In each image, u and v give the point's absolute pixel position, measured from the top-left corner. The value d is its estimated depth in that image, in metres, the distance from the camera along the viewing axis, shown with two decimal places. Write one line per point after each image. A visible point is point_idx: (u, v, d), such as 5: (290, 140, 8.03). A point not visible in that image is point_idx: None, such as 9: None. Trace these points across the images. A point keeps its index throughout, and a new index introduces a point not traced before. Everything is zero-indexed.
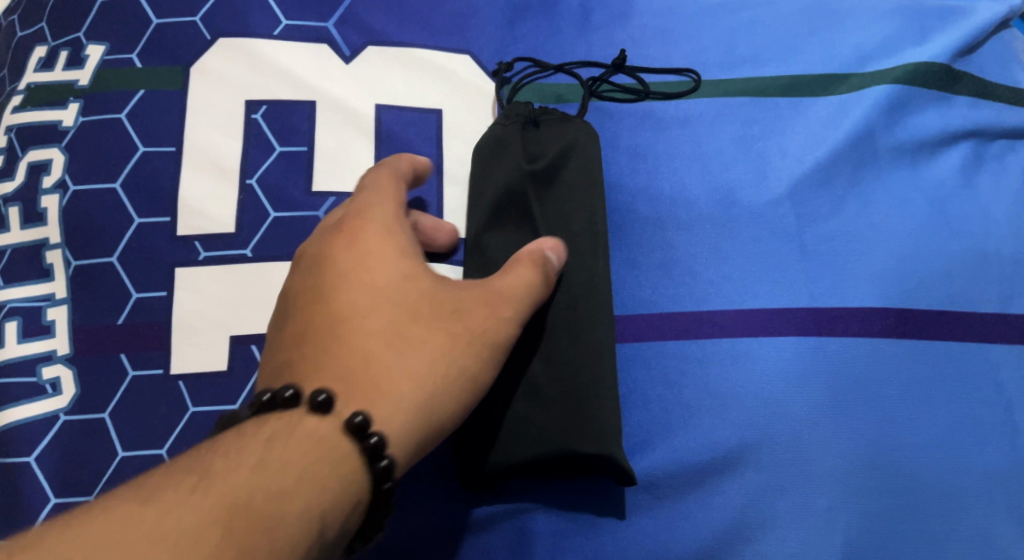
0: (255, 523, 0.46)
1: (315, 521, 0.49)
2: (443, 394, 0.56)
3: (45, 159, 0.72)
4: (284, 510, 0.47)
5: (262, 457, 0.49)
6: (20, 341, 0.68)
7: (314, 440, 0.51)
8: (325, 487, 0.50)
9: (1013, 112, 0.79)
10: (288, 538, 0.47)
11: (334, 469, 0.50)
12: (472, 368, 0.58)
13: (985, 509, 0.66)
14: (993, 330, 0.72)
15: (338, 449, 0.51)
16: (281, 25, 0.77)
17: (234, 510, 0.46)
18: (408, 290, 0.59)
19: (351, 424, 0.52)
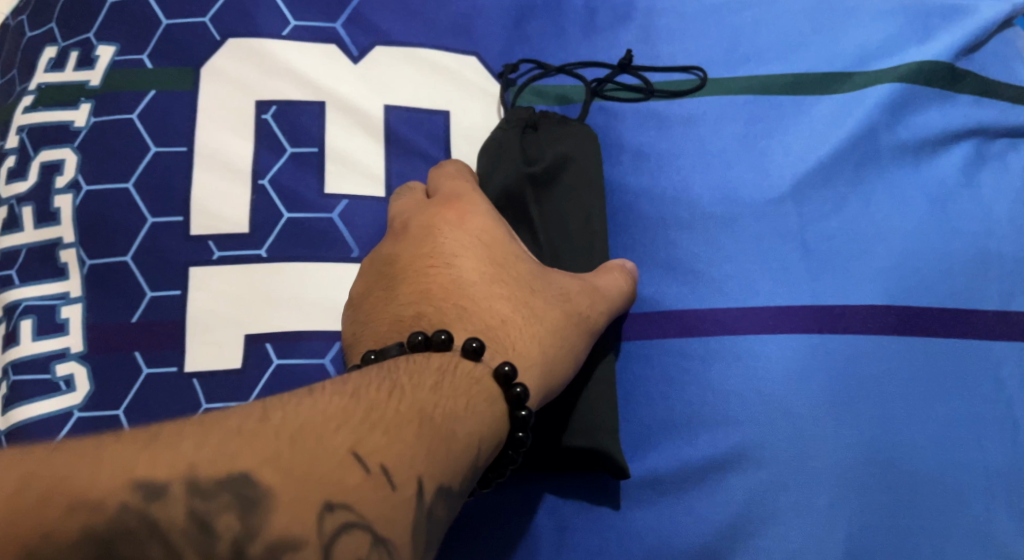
0: (436, 431, 0.50)
1: (475, 445, 0.52)
2: (551, 369, 0.59)
3: (57, 159, 0.73)
4: (456, 429, 0.51)
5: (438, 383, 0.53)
6: (35, 339, 0.69)
7: (474, 376, 0.55)
8: (476, 419, 0.53)
9: (1015, 111, 0.80)
10: (454, 452, 0.51)
11: (484, 400, 0.55)
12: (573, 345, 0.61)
13: (985, 503, 0.68)
14: (993, 327, 0.73)
15: (490, 387, 0.55)
16: (290, 25, 0.78)
17: (422, 416, 0.50)
18: (518, 266, 0.63)
19: (498, 374, 0.55)
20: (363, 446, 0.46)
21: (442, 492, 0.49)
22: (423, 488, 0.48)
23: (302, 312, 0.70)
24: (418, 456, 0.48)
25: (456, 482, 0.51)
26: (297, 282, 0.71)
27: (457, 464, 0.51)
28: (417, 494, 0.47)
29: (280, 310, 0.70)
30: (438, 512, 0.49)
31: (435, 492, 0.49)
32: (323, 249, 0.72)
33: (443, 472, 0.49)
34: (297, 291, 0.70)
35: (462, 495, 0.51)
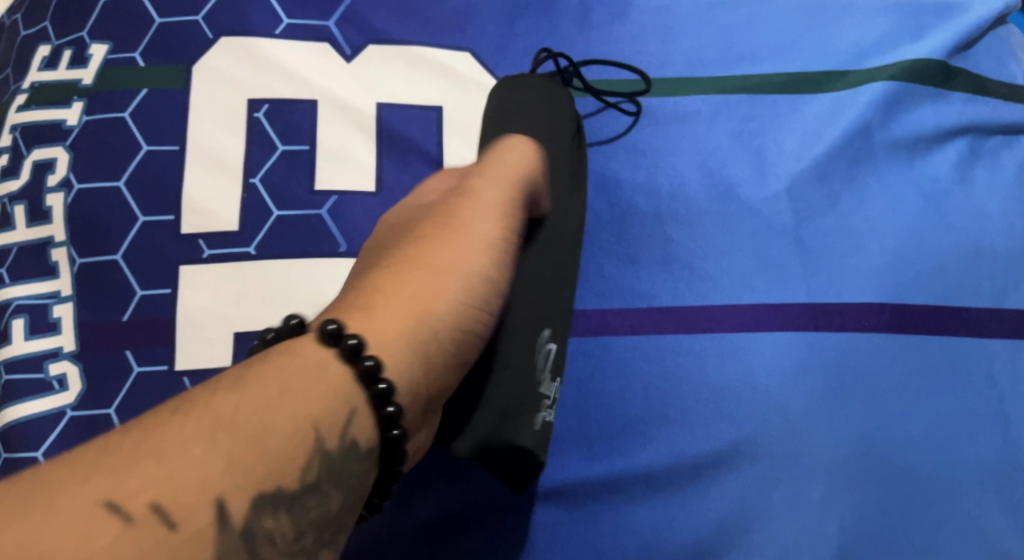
0: (245, 436, 0.41)
1: (300, 443, 0.43)
2: (427, 345, 0.50)
3: (49, 157, 0.73)
4: (270, 433, 0.42)
5: (232, 393, 0.43)
6: (27, 338, 0.69)
7: (317, 362, 0.46)
8: (295, 428, 0.43)
9: (1008, 108, 0.80)
10: (277, 454, 0.42)
11: (306, 406, 0.44)
12: (458, 308, 0.52)
13: (977, 501, 0.67)
14: (987, 323, 0.72)
15: (318, 393, 0.45)
16: (283, 23, 0.78)
17: (213, 431, 0.41)
18: (418, 243, 0.55)
19: (360, 368, 0.46)
20: (119, 491, 0.38)
21: (267, 502, 0.42)
22: (225, 505, 0.40)
23: (294, 309, 0.70)
24: (216, 467, 0.40)
25: (298, 486, 0.43)
26: (289, 280, 0.71)
27: (291, 467, 0.43)
28: (219, 513, 0.40)
29: (272, 308, 0.70)
30: (273, 523, 0.42)
31: (254, 503, 0.41)
32: (314, 246, 0.72)
33: (270, 477, 0.42)
34: (289, 288, 0.70)
35: (314, 499, 0.44)
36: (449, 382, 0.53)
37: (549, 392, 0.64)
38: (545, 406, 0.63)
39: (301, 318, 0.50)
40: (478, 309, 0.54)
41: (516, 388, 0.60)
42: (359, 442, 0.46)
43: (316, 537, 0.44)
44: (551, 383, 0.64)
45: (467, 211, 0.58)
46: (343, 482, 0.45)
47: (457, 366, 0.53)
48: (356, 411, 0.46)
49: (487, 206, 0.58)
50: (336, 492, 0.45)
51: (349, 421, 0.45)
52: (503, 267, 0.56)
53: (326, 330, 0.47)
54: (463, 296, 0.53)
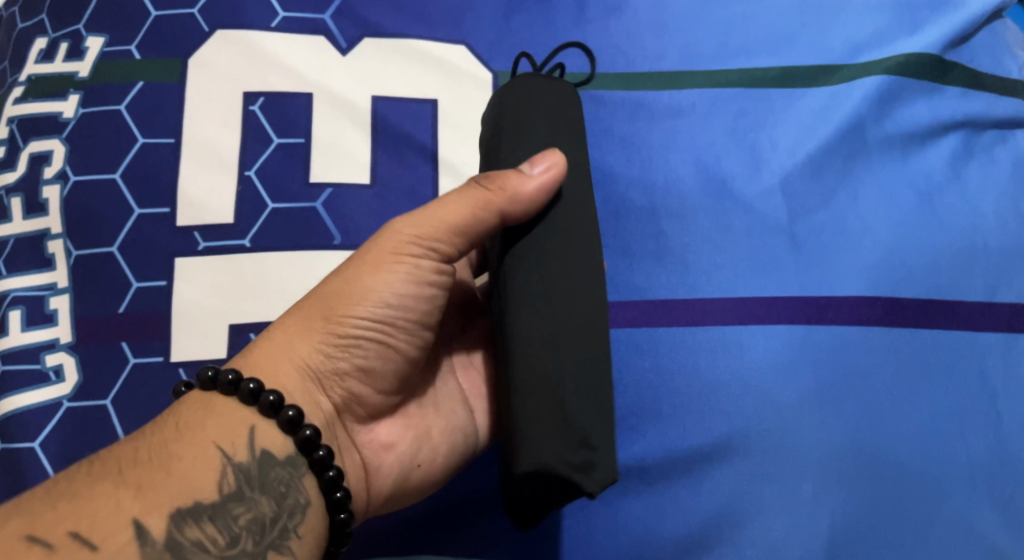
0: (148, 468, 0.53)
1: (186, 488, 0.53)
2: (310, 363, 0.59)
3: (46, 150, 0.73)
4: (176, 462, 0.54)
5: (170, 438, 0.55)
6: (24, 329, 0.69)
7: (205, 403, 0.57)
8: (202, 454, 0.54)
9: (1002, 103, 0.80)
10: (190, 477, 0.53)
11: (203, 435, 0.55)
12: (353, 330, 0.59)
13: (967, 494, 0.68)
14: (978, 318, 0.73)
15: (217, 422, 0.56)
16: (278, 17, 0.78)
17: (122, 474, 0.53)
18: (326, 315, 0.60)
19: (245, 392, 0.57)
20: (82, 526, 0.50)
21: (185, 515, 0.52)
22: (143, 525, 0.51)
23: (289, 301, 0.70)
24: (129, 496, 0.52)
25: (219, 497, 0.54)
26: (283, 272, 0.71)
27: (200, 484, 0.53)
28: (137, 531, 0.51)
29: (267, 301, 0.70)
30: (200, 532, 0.52)
31: (172, 518, 0.52)
32: (308, 238, 0.72)
33: (186, 493, 0.53)
34: (284, 280, 0.71)
35: (241, 506, 0.54)
36: (313, 399, 0.59)
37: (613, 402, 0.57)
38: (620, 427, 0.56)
39: (189, 384, 0.60)
40: (378, 326, 0.60)
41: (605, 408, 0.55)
42: (273, 453, 0.56)
43: (257, 538, 0.54)
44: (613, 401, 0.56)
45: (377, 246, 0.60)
46: (267, 488, 0.55)
47: (341, 374, 0.60)
48: (257, 426, 0.57)
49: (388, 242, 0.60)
50: (263, 497, 0.55)
51: (246, 441, 0.56)
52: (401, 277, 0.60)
53: (222, 378, 0.57)
54: (368, 318, 0.59)
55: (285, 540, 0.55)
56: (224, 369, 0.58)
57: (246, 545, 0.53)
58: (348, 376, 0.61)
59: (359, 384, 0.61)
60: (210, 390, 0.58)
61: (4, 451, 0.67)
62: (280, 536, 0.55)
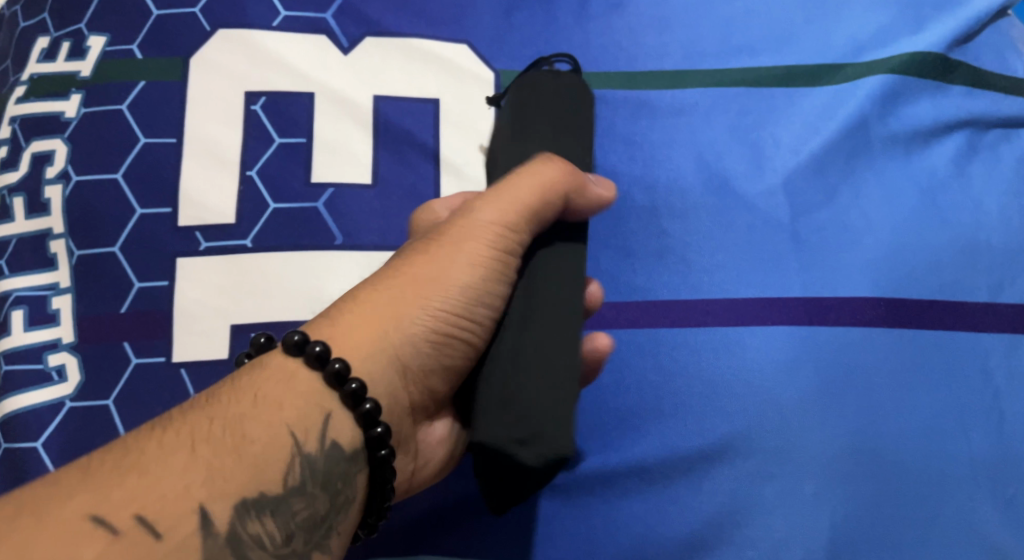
0: (220, 450, 0.52)
1: (255, 474, 0.52)
2: (404, 356, 0.59)
3: (48, 149, 0.73)
4: (248, 446, 0.52)
5: (246, 415, 0.54)
6: (27, 329, 0.70)
7: (289, 376, 0.56)
8: (274, 438, 0.53)
9: (1007, 101, 0.79)
10: (260, 464, 0.52)
11: (279, 417, 0.54)
12: (432, 328, 0.60)
13: (970, 495, 0.68)
14: (981, 319, 0.72)
15: (294, 404, 0.55)
16: (280, 16, 0.78)
17: (196, 450, 0.51)
18: (399, 313, 0.59)
19: (330, 370, 0.56)
20: (150, 509, 0.49)
21: (249, 507, 0.51)
22: (208, 514, 0.50)
23: (291, 302, 0.71)
24: (200, 479, 0.50)
25: (283, 490, 0.53)
26: (284, 272, 0.71)
27: (269, 473, 0.52)
28: (202, 520, 0.50)
29: (269, 302, 0.70)
30: (260, 526, 0.51)
31: (236, 509, 0.51)
32: (309, 238, 0.72)
33: (253, 481, 0.52)
34: (286, 280, 0.71)
35: (301, 502, 0.53)
36: (395, 390, 0.60)
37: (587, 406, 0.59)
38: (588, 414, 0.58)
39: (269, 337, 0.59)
40: (463, 326, 0.60)
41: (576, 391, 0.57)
42: (342, 447, 0.56)
43: (307, 537, 0.53)
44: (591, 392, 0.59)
45: (460, 232, 0.61)
46: (327, 485, 0.55)
47: (425, 370, 0.61)
48: (332, 414, 0.56)
49: (477, 230, 0.60)
50: (322, 494, 0.54)
51: (321, 431, 0.55)
52: (495, 289, 0.60)
53: (308, 350, 0.56)
54: (450, 317, 0.60)
55: (329, 538, 0.55)
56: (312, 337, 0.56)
57: (297, 543, 0.53)
58: (427, 370, 0.61)
59: (439, 381, 0.62)
60: (293, 355, 0.57)
61: (8, 450, 0.67)
62: (324, 537, 0.55)
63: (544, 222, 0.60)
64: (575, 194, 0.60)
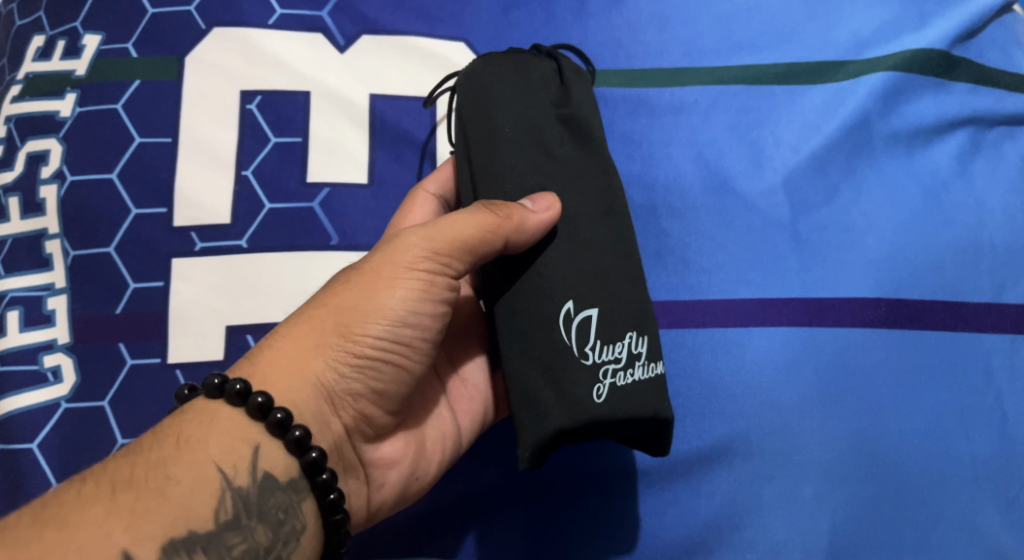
0: (143, 493, 0.52)
1: (179, 515, 0.52)
2: (331, 387, 0.58)
3: (43, 149, 0.73)
4: (173, 487, 0.52)
5: (169, 456, 0.53)
6: (22, 330, 0.69)
7: (210, 415, 0.56)
8: (200, 475, 0.53)
9: (1011, 98, 0.78)
10: (186, 506, 0.52)
11: (204, 454, 0.54)
12: (353, 354, 0.58)
13: (971, 497, 0.67)
14: (984, 319, 0.72)
15: (219, 440, 0.55)
16: (276, 14, 0.77)
17: (114, 496, 0.51)
18: (327, 343, 0.58)
19: (252, 405, 0.55)
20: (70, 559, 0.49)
21: (179, 547, 0.51)
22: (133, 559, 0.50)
23: (285, 303, 0.70)
24: (121, 524, 0.50)
25: (214, 526, 0.53)
26: (279, 272, 0.71)
27: (197, 511, 0.52)
28: None
29: (264, 303, 0.70)
30: None
31: (164, 551, 0.51)
32: (304, 238, 0.72)
33: (180, 522, 0.52)
34: (281, 281, 0.71)
35: (236, 535, 0.53)
36: (325, 416, 0.58)
37: (610, 356, 0.57)
38: (604, 376, 0.57)
39: (192, 388, 0.59)
40: (391, 350, 0.58)
41: (567, 361, 0.57)
42: (276, 477, 0.55)
43: None
44: (606, 348, 0.57)
45: (386, 259, 0.59)
46: (265, 516, 0.54)
47: (356, 395, 0.59)
48: (262, 444, 0.56)
49: (393, 258, 0.59)
50: (260, 526, 0.54)
51: (248, 463, 0.55)
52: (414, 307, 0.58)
53: (229, 390, 0.56)
54: (374, 340, 0.58)
55: None
56: (232, 377, 0.56)
57: None
58: (362, 399, 0.59)
59: (375, 408, 0.60)
60: (215, 398, 0.57)
61: (4, 451, 0.67)
62: None
63: (481, 257, 0.58)
64: (515, 235, 0.57)
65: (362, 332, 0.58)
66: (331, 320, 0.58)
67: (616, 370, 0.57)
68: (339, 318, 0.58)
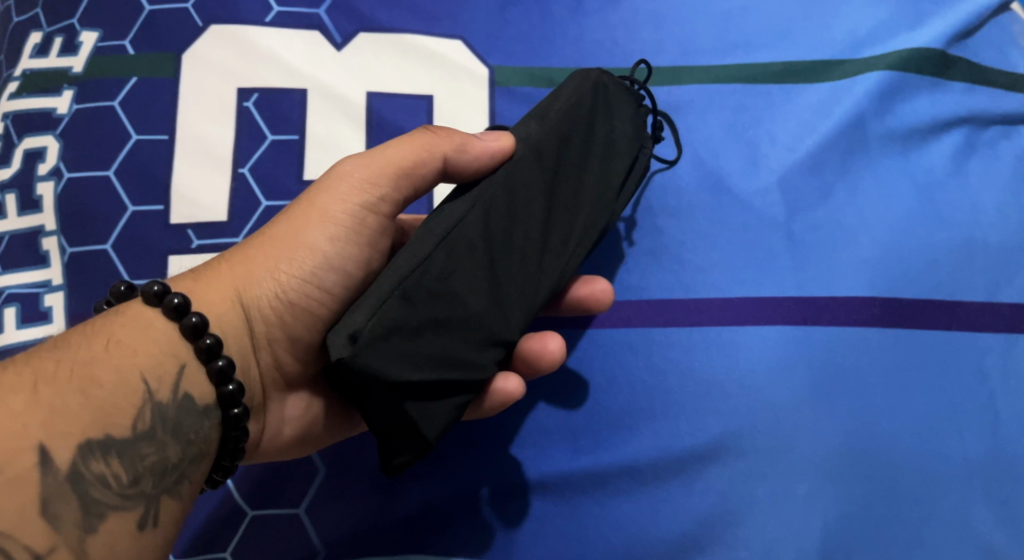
0: (65, 390, 0.53)
1: (96, 416, 0.53)
2: (250, 325, 0.61)
3: (40, 146, 0.73)
4: (95, 388, 0.53)
5: (96, 357, 0.54)
6: (18, 327, 0.69)
7: (145, 323, 0.57)
8: (124, 381, 0.54)
9: (1007, 98, 0.78)
10: (106, 408, 0.53)
11: (131, 361, 0.55)
12: (275, 291, 0.61)
13: (964, 495, 0.67)
14: (978, 319, 0.72)
15: (148, 351, 0.56)
16: (273, 11, 0.77)
17: (34, 388, 0.52)
18: (261, 279, 0.61)
19: (186, 324, 0.57)
20: None
21: (93, 447, 0.52)
22: (46, 451, 0.51)
23: None
24: (38, 417, 0.52)
25: (130, 434, 0.54)
26: None
27: (117, 415, 0.53)
28: (40, 457, 0.51)
29: None
30: (104, 467, 0.52)
31: (79, 449, 0.52)
32: None
33: (98, 423, 0.53)
34: None
35: (149, 446, 0.54)
36: (242, 353, 0.61)
37: None
38: None
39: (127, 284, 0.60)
40: (310, 293, 0.61)
41: None
42: (194, 399, 0.57)
43: (156, 481, 0.54)
44: None
45: (323, 189, 0.63)
46: (180, 434, 0.56)
47: (271, 337, 0.62)
48: (187, 365, 0.57)
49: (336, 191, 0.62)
50: (173, 442, 0.55)
51: (173, 380, 0.56)
52: (344, 255, 0.62)
53: (166, 302, 0.57)
54: (300, 281, 0.61)
55: (181, 485, 0.56)
56: (171, 289, 0.57)
57: (146, 486, 0.54)
58: (274, 342, 0.62)
59: (287, 354, 0.63)
60: (151, 305, 0.57)
61: None
62: (176, 484, 0.55)
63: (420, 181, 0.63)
64: (453, 153, 0.62)
65: (294, 274, 0.61)
66: (270, 255, 0.61)
67: None
68: (274, 255, 0.61)
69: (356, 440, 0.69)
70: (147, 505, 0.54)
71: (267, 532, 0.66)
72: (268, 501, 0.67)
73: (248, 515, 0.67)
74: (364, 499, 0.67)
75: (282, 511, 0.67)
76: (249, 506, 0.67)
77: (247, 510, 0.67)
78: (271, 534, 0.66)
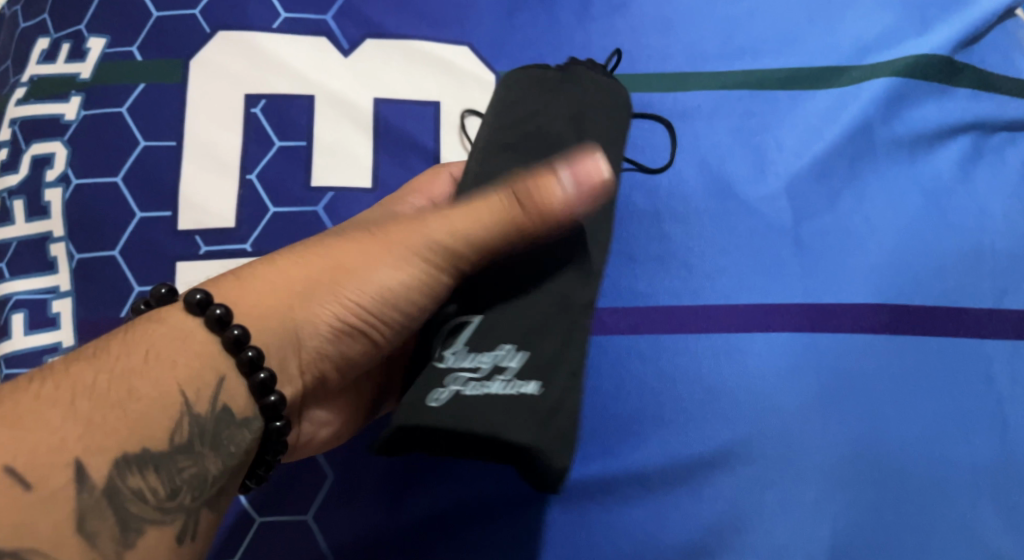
0: (101, 404, 0.50)
1: (133, 431, 0.50)
2: (303, 348, 0.58)
3: (48, 152, 0.73)
4: (133, 401, 0.51)
5: (134, 367, 0.52)
6: (27, 333, 0.69)
7: (184, 333, 0.54)
8: (163, 395, 0.52)
9: (1013, 104, 0.78)
10: (144, 422, 0.51)
11: (170, 374, 0.53)
12: (334, 317, 0.58)
13: (971, 502, 0.67)
14: (986, 325, 0.72)
15: (189, 362, 0.54)
16: (280, 18, 0.77)
17: (71, 401, 0.50)
18: (318, 307, 0.58)
19: (229, 338, 0.54)
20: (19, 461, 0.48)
21: (130, 462, 0.50)
22: (83, 466, 0.49)
23: None
24: (75, 432, 0.49)
25: (170, 447, 0.52)
26: None
27: (156, 430, 0.51)
28: (77, 473, 0.49)
29: None
30: (142, 481, 0.50)
31: (117, 464, 0.50)
32: None
33: (135, 437, 0.51)
34: None
35: (188, 460, 0.52)
36: (288, 372, 0.58)
37: (468, 364, 0.57)
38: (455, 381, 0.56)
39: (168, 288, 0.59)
40: (367, 321, 0.59)
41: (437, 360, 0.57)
42: (234, 412, 0.55)
43: (195, 495, 0.52)
44: (470, 355, 0.57)
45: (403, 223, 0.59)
46: (219, 447, 0.54)
47: (320, 355, 0.59)
48: (227, 378, 0.55)
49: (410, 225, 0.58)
50: (212, 455, 0.53)
51: (212, 393, 0.54)
52: (407, 294, 0.59)
53: (209, 313, 0.54)
54: (356, 309, 0.58)
55: (218, 498, 0.54)
56: (214, 302, 0.55)
57: (184, 499, 0.52)
58: (323, 358, 0.60)
59: (332, 369, 0.61)
60: (192, 314, 0.55)
61: None
62: (213, 497, 0.54)
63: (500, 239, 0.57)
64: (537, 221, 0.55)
65: (349, 301, 0.58)
66: (331, 279, 0.58)
67: (470, 380, 0.56)
68: (337, 280, 0.58)
69: (364, 446, 0.69)
70: (185, 519, 0.52)
71: (275, 539, 0.66)
72: (275, 507, 0.67)
73: (255, 522, 0.67)
74: (371, 505, 0.67)
75: (289, 518, 0.67)
76: (257, 513, 0.67)
77: (254, 517, 0.67)
78: (278, 542, 0.66)
